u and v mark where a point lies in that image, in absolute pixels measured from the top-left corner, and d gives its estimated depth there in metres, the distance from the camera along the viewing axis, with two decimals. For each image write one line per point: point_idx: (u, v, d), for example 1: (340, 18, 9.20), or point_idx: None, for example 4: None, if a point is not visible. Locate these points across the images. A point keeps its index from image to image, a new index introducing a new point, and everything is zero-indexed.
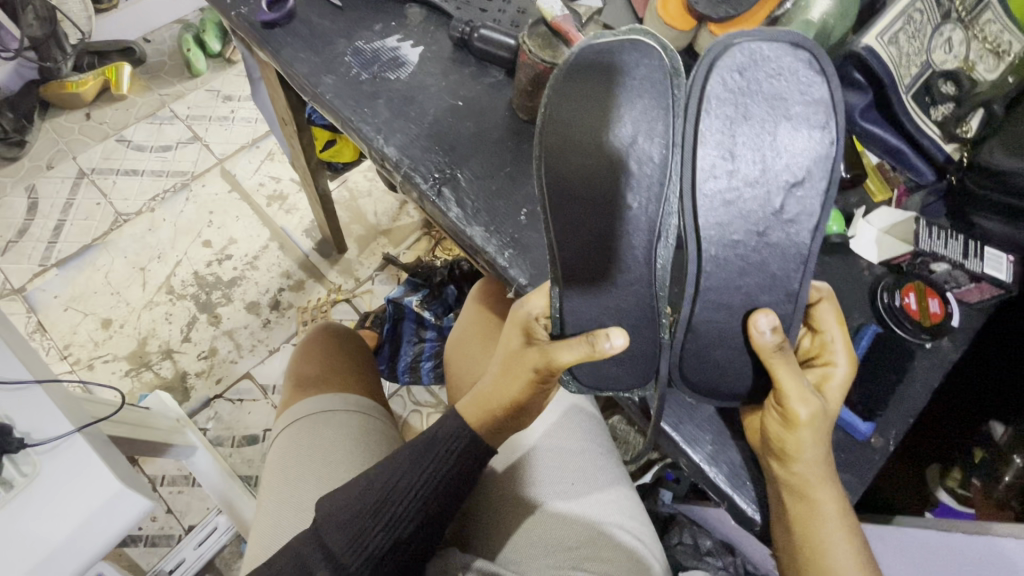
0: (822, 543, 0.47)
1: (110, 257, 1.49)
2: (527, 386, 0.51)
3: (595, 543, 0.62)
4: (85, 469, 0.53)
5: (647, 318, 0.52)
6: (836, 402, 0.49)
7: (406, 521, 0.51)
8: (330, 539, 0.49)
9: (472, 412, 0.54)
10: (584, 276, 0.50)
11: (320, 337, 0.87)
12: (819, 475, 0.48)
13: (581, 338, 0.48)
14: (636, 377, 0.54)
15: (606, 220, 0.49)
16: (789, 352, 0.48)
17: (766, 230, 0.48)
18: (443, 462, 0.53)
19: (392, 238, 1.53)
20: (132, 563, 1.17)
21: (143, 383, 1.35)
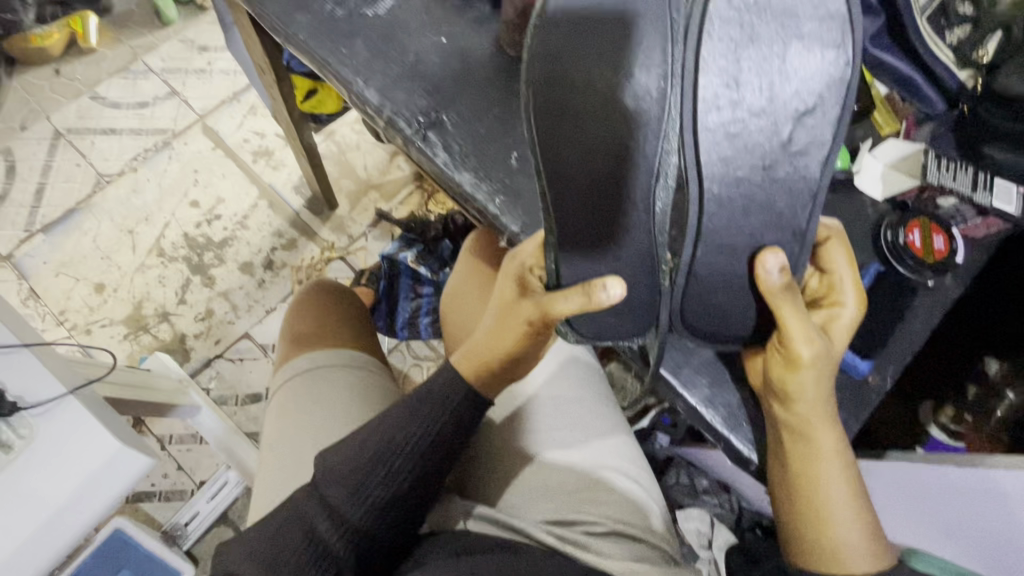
0: (816, 482, 0.48)
1: (96, 221, 1.45)
2: (521, 337, 0.51)
3: (594, 486, 0.63)
4: (84, 430, 0.53)
5: (646, 266, 0.51)
6: (841, 341, 0.48)
7: (406, 474, 0.51)
8: (330, 493, 0.50)
9: (468, 369, 0.54)
10: (578, 222, 0.49)
11: (314, 295, 0.86)
12: (819, 416, 0.48)
13: (577, 288, 0.47)
14: (633, 326, 0.53)
15: (602, 161, 0.47)
16: (795, 292, 0.47)
17: (773, 164, 0.45)
18: (440, 412, 0.53)
19: (384, 193, 1.49)
20: (149, 517, 1.21)
21: (142, 346, 1.35)
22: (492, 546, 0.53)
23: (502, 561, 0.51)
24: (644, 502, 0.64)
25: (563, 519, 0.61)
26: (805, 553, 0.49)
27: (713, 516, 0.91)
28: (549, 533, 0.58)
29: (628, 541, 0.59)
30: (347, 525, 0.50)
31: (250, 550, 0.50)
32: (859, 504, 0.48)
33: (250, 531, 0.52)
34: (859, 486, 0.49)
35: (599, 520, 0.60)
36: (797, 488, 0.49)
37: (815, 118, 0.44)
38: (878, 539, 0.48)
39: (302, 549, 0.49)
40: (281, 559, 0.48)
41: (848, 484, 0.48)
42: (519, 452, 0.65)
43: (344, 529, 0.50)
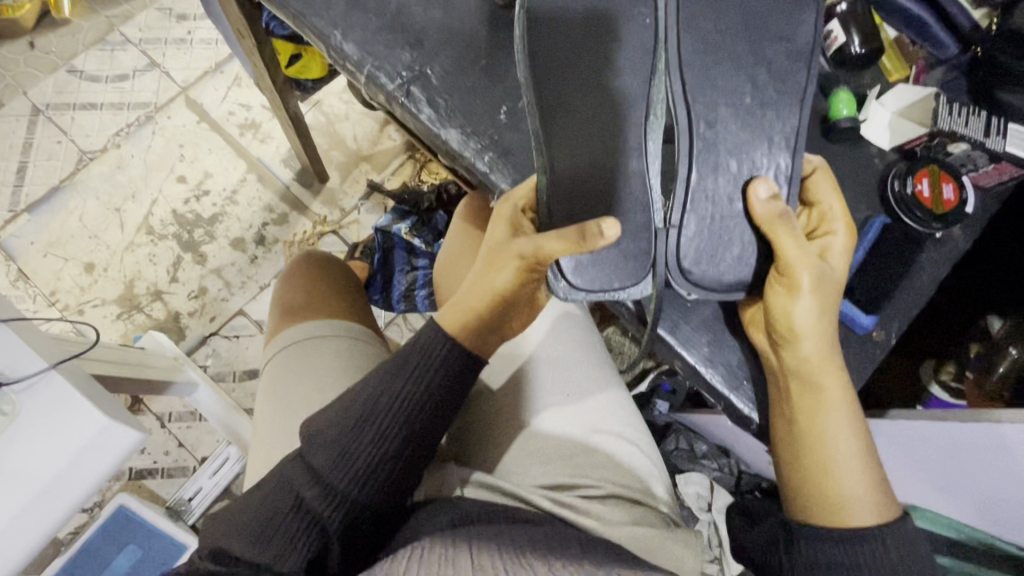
0: (819, 428, 0.47)
1: (81, 199, 1.42)
2: (516, 274, 0.49)
3: (589, 449, 0.63)
4: (67, 404, 0.52)
5: (639, 205, 0.48)
6: (840, 265, 0.48)
7: (395, 433, 0.51)
8: (315, 460, 0.50)
9: (458, 319, 0.52)
10: (576, 164, 0.47)
11: (304, 265, 0.84)
12: (823, 343, 0.47)
13: (569, 229, 0.45)
14: (623, 273, 0.48)
15: (599, 92, 0.47)
16: (792, 221, 0.46)
17: (759, 94, 0.47)
18: (427, 368, 0.52)
19: (375, 164, 1.46)
20: (153, 494, 1.22)
21: (136, 325, 1.34)
22: (485, 513, 0.53)
23: (493, 531, 0.49)
24: (642, 463, 0.64)
25: (562, 480, 0.60)
26: (811, 508, 0.47)
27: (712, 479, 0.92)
28: (545, 498, 0.58)
29: (624, 504, 0.60)
30: (335, 491, 0.49)
31: (239, 520, 0.49)
32: (864, 440, 0.48)
33: (237, 505, 0.51)
34: (862, 421, 0.48)
35: (597, 484, 0.60)
36: (799, 435, 0.48)
37: (789, 49, 0.48)
38: (882, 479, 0.47)
39: (290, 518, 0.49)
40: (268, 530, 0.48)
41: (853, 421, 0.47)
42: (514, 421, 0.63)
43: (332, 496, 0.49)
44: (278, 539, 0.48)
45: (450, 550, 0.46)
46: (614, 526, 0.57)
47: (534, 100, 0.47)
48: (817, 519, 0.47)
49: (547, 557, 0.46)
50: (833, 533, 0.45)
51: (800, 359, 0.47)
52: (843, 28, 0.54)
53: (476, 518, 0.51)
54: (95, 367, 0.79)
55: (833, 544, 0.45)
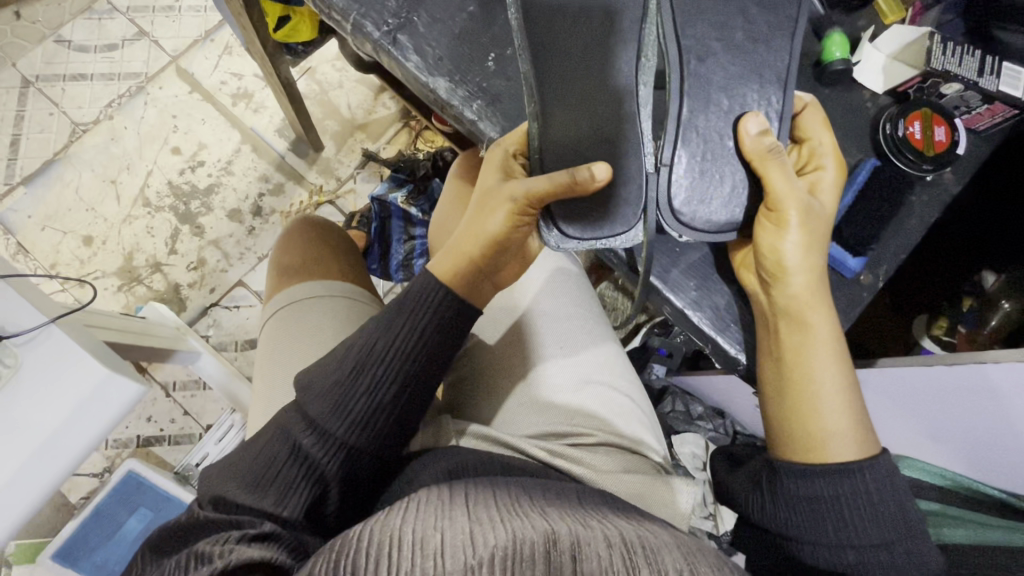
0: (806, 365, 0.48)
1: (76, 171, 1.41)
2: (507, 220, 0.48)
3: (583, 400, 0.64)
4: (68, 357, 0.53)
5: (631, 146, 0.47)
6: (829, 199, 0.48)
7: (389, 382, 0.51)
8: (312, 408, 0.51)
9: (452, 267, 0.52)
10: (568, 103, 0.47)
11: (299, 228, 0.85)
12: (810, 279, 0.48)
13: (560, 170, 0.45)
14: (615, 217, 0.47)
15: (590, 29, 0.47)
16: (783, 156, 0.46)
17: (750, 28, 0.47)
18: (418, 316, 0.52)
19: (370, 132, 1.44)
20: (161, 460, 1.25)
21: (137, 297, 1.35)
22: (478, 462, 0.54)
23: (491, 479, 0.50)
24: (635, 413, 0.66)
25: (557, 429, 0.61)
26: (798, 446, 0.48)
27: (707, 439, 0.93)
28: (539, 447, 0.58)
29: (618, 451, 0.61)
30: (331, 438, 0.50)
31: (239, 470, 0.51)
32: (849, 377, 0.49)
33: (235, 455, 0.53)
34: (848, 356, 0.49)
35: (591, 433, 0.62)
36: (787, 373, 0.49)
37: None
38: (866, 418, 0.48)
39: (288, 466, 0.50)
40: (267, 477, 0.50)
41: (839, 359, 0.48)
42: (509, 375, 0.64)
43: (329, 444, 0.50)
44: (277, 486, 0.50)
45: (447, 500, 0.45)
46: (606, 474, 0.58)
47: (524, 36, 0.46)
48: (803, 457, 0.47)
49: (545, 508, 0.46)
50: (816, 468, 0.46)
51: (788, 296, 0.48)
52: None
53: (470, 469, 0.52)
54: (97, 330, 0.80)
55: (817, 479, 0.46)
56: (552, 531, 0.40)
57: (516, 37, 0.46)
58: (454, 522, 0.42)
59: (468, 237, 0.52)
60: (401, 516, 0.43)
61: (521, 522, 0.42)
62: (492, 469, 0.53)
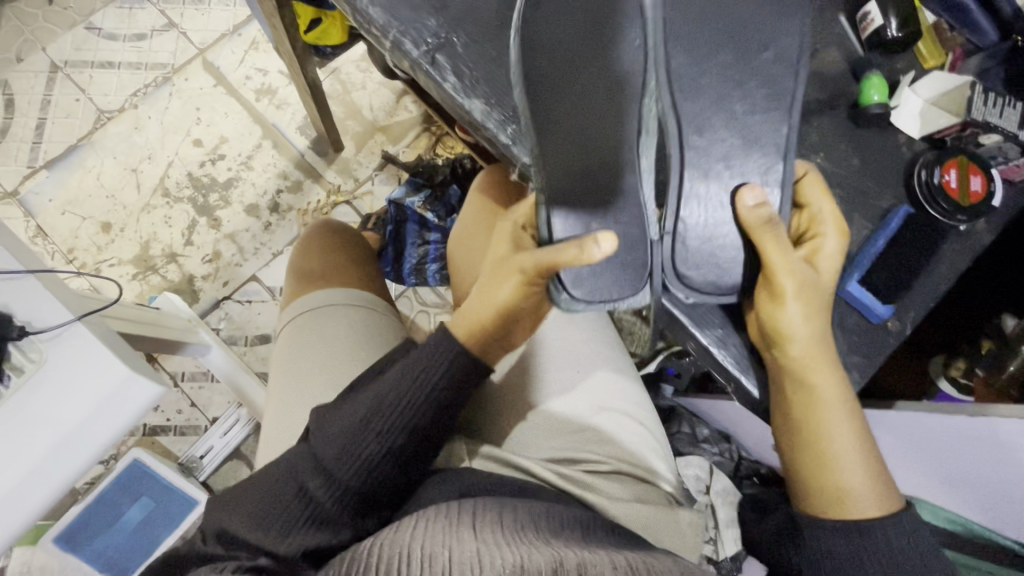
0: (820, 425, 0.48)
1: (99, 158, 1.43)
2: (516, 287, 0.49)
3: (596, 425, 0.64)
4: (91, 356, 0.54)
5: (633, 213, 0.49)
6: (832, 266, 0.48)
7: (398, 434, 0.51)
8: (322, 451, 0.51)
9: (466, 330, 0.52)
10: (571, 173, 0.49)
11: (322, 234, 0.85)
12: (816, 349, 0.47)
13: (569, 242, 0.45)
14: (624, 285, 0.49)
15: (594, 110, 0.50)
16: (780, 227, 0.46)
17: (750, 103, 0.48)
18: (433, 371, 0.52)
19: (390, 135, 1.45)
20: (166, 450, 1.25)
21: (152, 286, 1.36)
22: (491, 482, 0.54)
23: (501, 502, 0.51)
24: (649, 440, 0.65)
25: (568, 455, 0.61)
26: (824, 502, 0.49)
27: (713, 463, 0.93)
28: (552, 470, 0.59)
29: (631, 482, 0.61)
30: (337, 483, 0.50)
31: (244, 502, 0.51)
32: (862, 435, 0.49)
33: (238, 488, 0.54)
34: (861, 416, 0.49)
35: (603, 458, 0.61)
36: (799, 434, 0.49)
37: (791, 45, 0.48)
38: (883, 473, 0.49)
39: (293, 503, 0.50)
40: (272, 511, 0.50)
41: (852, 419, 0.48)
42: (522, 400, 0.64)
43: (334, 486, 0.50)
44: (280, 519, 0.49)
45: (453, 520, 0.47)
46: (619, 502, 0.58)
47: (528, 107, 0.49)
48: (833, 513, 0.48)
49: (549, 538, 0.47)
50: (834, 523, 0.48)
51: (790, 359, 0.47)
52: (881, 10, 0.52)
53: (480, 489, 0.53)
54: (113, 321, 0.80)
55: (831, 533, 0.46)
56: (559, 554, 0.42)
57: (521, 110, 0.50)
58: (462, 544, 0.43)
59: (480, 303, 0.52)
60: (411, 534, 0.45)
61: (527, 547, 0.43)
62: (503, 487, 0.54)
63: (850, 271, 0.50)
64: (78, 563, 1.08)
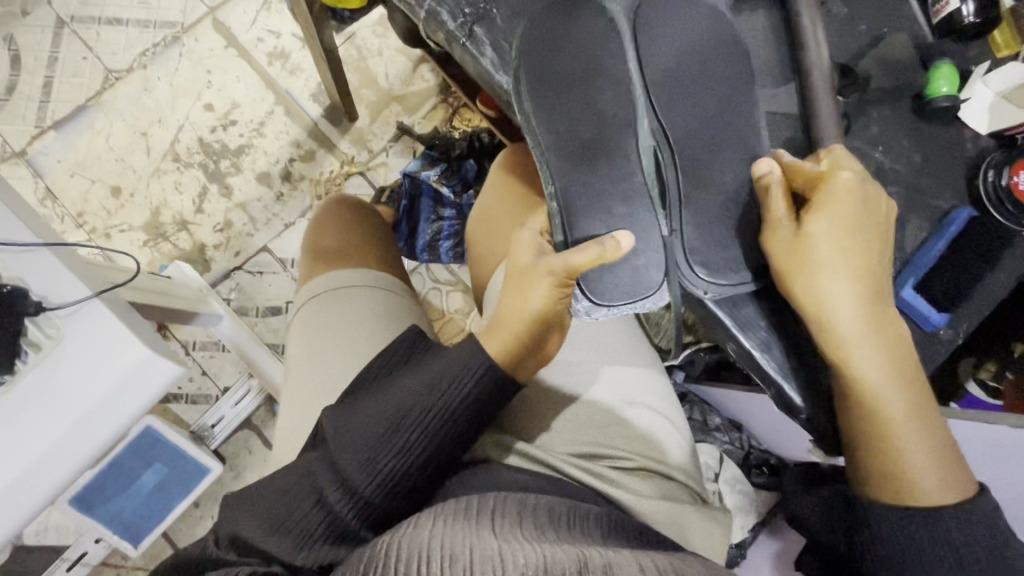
0: (884, 412, 0.45)
1: (107, 119, 1.39)
2: (550, 291, 0.50)
3: (625, 420, 0.62)
4: (110, 334, 0.52)
5: (643, 209, 0.49)
6: (851, 207, 0.45)
7: (422, 445, 0.50)
8: (343, 463, 0.49)
9: (497, 343, 0.51)
10: (580, 183, 0.49)
11: (337, 210, 0.83)
12: (845, 302, 0.45)
13: (591, 242, 0.47)
14: (644, 285, 0.48)
15: (591, 118, 0.49)
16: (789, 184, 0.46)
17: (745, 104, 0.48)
18: (460, 384, 0.50)
19: (406, 105, 1.40)
20: (178, 417, 1.26)
21: (162, 253, 1.34)
22: (516, 482, 0.54)
23: (524, 501, 0.50)
24: (674, 436, 0.64)
25: (593, 452, 0.60)
26: (890, 490, 0.47)
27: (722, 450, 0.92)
28: (578, 467, 0.58)
29: (658, 480, 0.60)
30: (359, 496, 0.49)
31: (258, 506, 0.50)
32: (924, 413, 0.47)
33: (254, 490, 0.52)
34: (916, 396, 0.47)
35: (629, 457, 0.60)
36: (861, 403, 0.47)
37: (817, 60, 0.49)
38: (948, 453, 0.47)
39: (312, 513, 0.48)
40: (288, 520, 0.48)
41: (910, 400, 0.46)
42: (548, 393, 0.62)
43: (356, 502, 0.49)
44: (298, 529, 0.48)
45: (474, 519, 0.46)
46: (645, 500, 0.57)
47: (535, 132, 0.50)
48: (891, 497, 0.47)
49: (568, 536, 0.47)
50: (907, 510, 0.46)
51: (817, 306, 0.45)
52: None
53: (507, 485, 0.53)
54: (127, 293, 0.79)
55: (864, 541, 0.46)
56: (582, 553, 0.42)
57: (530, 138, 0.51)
58: (482, 541, 0.43)
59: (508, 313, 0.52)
60: (430, 532, 0.45)
61: (548, 546, 0.43)
62: (525, 486, 0.54)
63: (906, 277, 0.48)
64: (95, 526, 1.10)
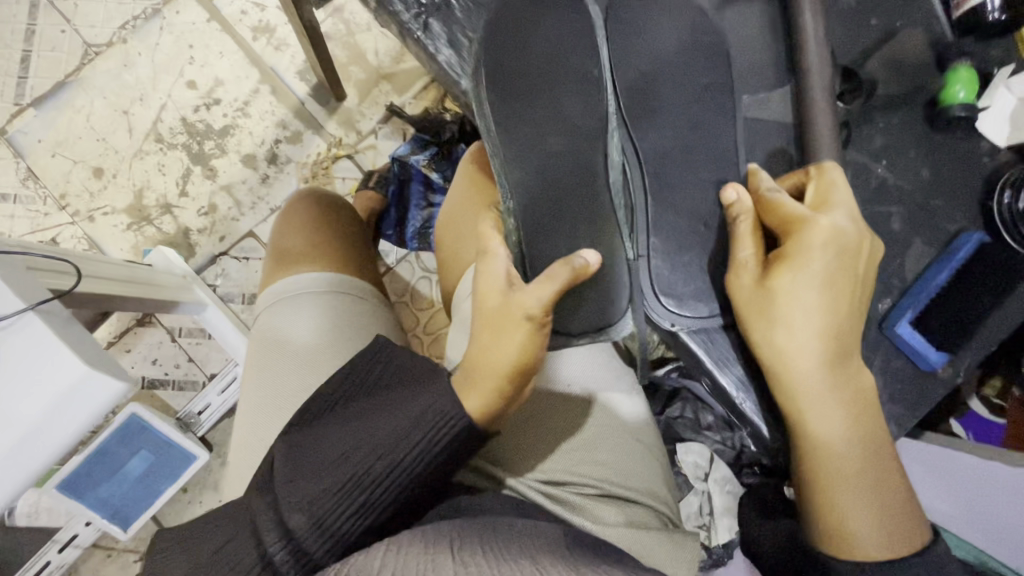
0: (829, 466, 0.48)
1: (87, 97, 1.27)
2: (527, 333, 0.48)
3: (592, 441, 0.59)
4: (48, 349, 0.50)
5: (610, 220, 0.54)
6: (821, 260, 0.46)
7: (384, 503, 0.48)
8: (293, 520, 0.46)
9: (475, 398, 0.46)
10: (546, 194, 0.54)
11: (302, 210, 0.81)
12: (805, 354, 0.47)
13: (561, 262, 0.49)
14: (604, 313, 0.53)
15: (559, 129, 0.54)
16: (748, 219, 0.51)
17: (699, 121, 0.56)
18: (427, 446, 0.47)
19: (396, 84, 1.29)
20: (166, 405, 1.14)
21: (148, 238, 1.24)
22: (473, 507, 0.52)
23: (484, 524, 0.48)
24: (644, 454, 0.61)
25: (559, 479, 0.57)
26: (828, 541, 0.48)
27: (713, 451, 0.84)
28: (540, 493, 0.56)
29: (622, 504, 0.57)
30: (309, 556, 0.46)
31: (198, 559, 0.47)
32: (878, 475, 0.48)
33: (192, 543, 0.50)
34: (875, 457, 0.48)
35: (592, 483, 0.57)
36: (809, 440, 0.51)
37: (816, 83, 0.54)
38: (904, 515, 0.48)
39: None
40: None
41: (864, 460, 0.48)
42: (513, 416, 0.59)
43: (305, 561, 0.46)
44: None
45: (429, 543, 0.44)
46: (611, 527, 0.54)
47: (497, 143, 0.55)
48: (841, 553, 0.48)
49: (535, 552, 0.44)
50: (845, 564, 0.47)
51: (772, 354, 0.48)
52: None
53: (465, 509, 0.51)
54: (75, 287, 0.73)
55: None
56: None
57: (495, 157, 0.56)
58: (439, 566, 0.40)
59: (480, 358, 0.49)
60: (380, 560, 0.42)
61: (511, 569, 0.40)
62: (489, 508, 0.52)
63: (904, 309, 0.53)
64: (79, 510, 0.96)
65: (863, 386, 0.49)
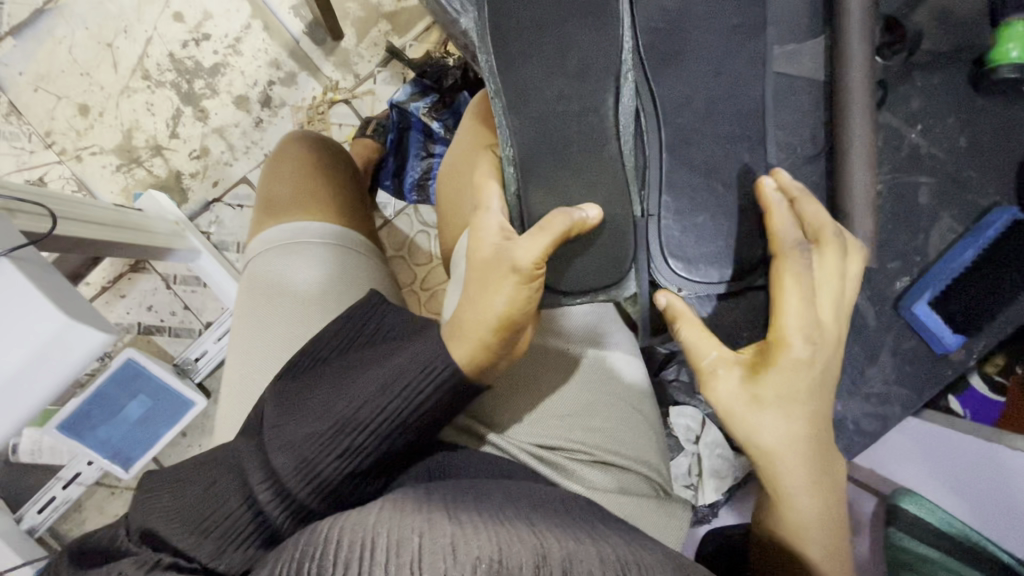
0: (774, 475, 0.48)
1: (68, 27, 1.20)
2: (515, 287, 0.45)
3: (586, 407, 0.58)
4: (24, 299, 0.50)
5: (619, 172, 0.50)
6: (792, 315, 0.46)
7: (367, 451, 0.46)
8: (276, 462, 0.45)
9: (458, 349, 0.45)
10: (550, 141, 0.50)
11: (294, 154, 0.78)
12: (720, 379, 0.48)
13: (559, 212, 0.46)
14: (608, 272, 0.51)
15: (566, 70, 0.50)
16: (692, 315, 0.50)
17: (719, 85, 0.53)
18: (413, 395, 0.45)
19: (396, 25, 1.20)
20: (162, 351, 1.13)
21: (137, 181, 1.19)
22: (466, 465, 0.51)
23: (478, 490, 0.46)
24: (639, 421, 0.60)
25: (552, 442, 0.56)
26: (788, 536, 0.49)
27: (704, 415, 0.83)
28: (531, 454, 0.55)
29: (615, 469, 0.57)
30: (291, 497, 0.45)
31: (177, 504, 0.46)
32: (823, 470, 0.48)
33: (177, 481, 0.49)
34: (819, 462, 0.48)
35: (586, 448, 0.56)
36: (821, 450, 0.48)
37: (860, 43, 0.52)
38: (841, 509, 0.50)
39: (239, 512, 0.44)
40: (212, 518, 0.45)
41: (810, 459, 0.47)
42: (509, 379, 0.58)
43: (289, 502, 0.45)
44: (221, 529, 0.44)
45: (423, 505, 0.42)
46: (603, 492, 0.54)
47: (500, 83, 0.51)
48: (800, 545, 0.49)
49: (532, 521, 0.42)
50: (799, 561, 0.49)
51: (728, 409, 0.47)
52: None
53: (454, 469, 0.50)
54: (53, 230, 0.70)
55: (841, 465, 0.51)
56: (541, 543, 0.38)
57: (496, 100, 0.52)
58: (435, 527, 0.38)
59: (468, 314, 0.46)
60: (373, 518, 0.39)
61: (509, 534, 0.38)
62: (481, 470, 0.51)
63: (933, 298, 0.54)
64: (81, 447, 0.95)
65: (789, 388, 0.46)
